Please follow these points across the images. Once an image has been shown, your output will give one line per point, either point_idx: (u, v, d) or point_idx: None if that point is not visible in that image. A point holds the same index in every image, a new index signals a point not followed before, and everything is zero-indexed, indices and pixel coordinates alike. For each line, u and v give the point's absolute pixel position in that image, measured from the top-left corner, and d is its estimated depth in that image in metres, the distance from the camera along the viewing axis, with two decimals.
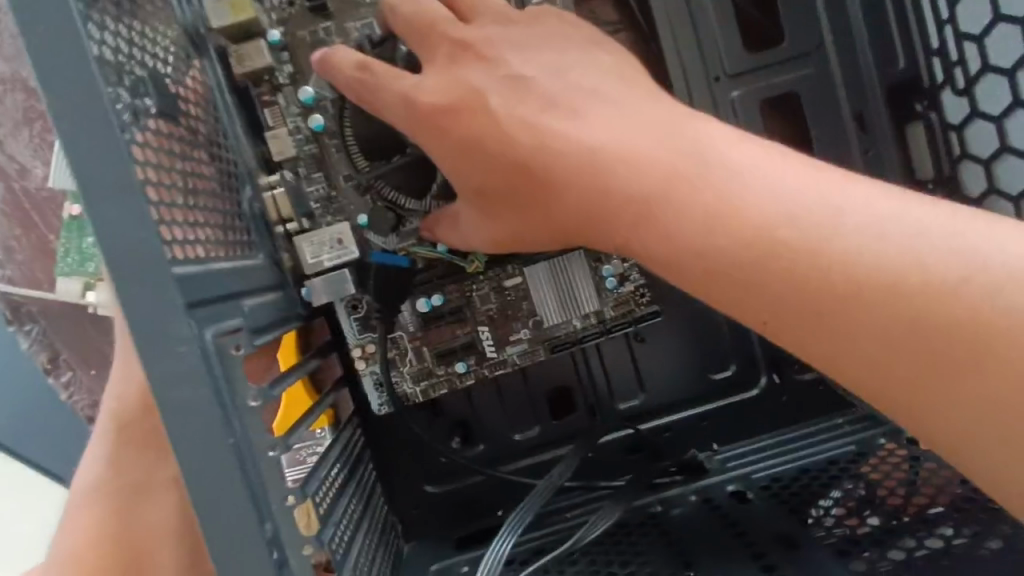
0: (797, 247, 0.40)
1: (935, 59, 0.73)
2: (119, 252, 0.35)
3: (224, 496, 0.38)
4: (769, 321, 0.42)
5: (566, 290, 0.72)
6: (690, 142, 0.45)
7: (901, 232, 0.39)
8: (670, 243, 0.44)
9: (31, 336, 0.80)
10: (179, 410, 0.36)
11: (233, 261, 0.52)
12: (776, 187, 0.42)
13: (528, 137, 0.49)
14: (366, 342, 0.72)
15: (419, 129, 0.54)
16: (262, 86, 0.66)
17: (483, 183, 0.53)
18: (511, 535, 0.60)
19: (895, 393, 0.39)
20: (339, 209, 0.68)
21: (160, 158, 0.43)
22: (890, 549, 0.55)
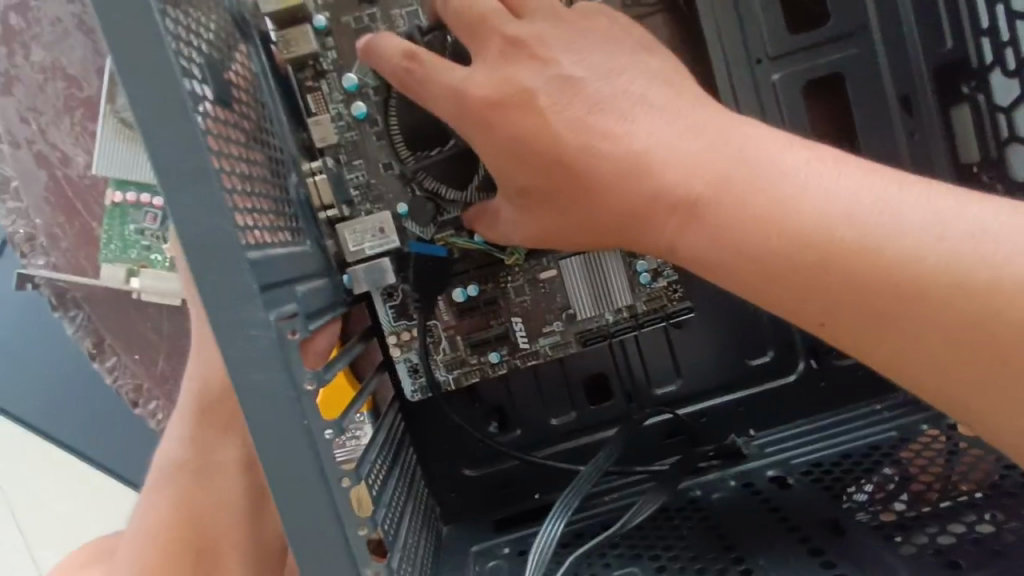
0: (855, 250, 0.40)
1: (984, 39, 0.72)
2: (197, 241, 0.36)
3: (297, 474, 0.39)
4: (827, 323, 0.42)
5: (600, 284, 0.72)
6: (740, 142, 0.44)
7: (962, 233, 0.38)
8: (723, 246, 0.44)
9: (76, 322, 0.81)
10: (256, 395, 0.38)
11: (288, 247, 0.53)
12: (830, 189, 0.41)
13: (576, 139, 0.47)
14: (401, 330, 0.72)
15: (459, 122, 0.52)
16: (306, 71, 0.67)
17: (525, 184, 0.52)
18: (562, 516, 0.61)
19: (959, 394, 0.39)
20: (379, 197, 0.69)
21: (226, 149, 0.44)
22: (938, 533, 0.55)
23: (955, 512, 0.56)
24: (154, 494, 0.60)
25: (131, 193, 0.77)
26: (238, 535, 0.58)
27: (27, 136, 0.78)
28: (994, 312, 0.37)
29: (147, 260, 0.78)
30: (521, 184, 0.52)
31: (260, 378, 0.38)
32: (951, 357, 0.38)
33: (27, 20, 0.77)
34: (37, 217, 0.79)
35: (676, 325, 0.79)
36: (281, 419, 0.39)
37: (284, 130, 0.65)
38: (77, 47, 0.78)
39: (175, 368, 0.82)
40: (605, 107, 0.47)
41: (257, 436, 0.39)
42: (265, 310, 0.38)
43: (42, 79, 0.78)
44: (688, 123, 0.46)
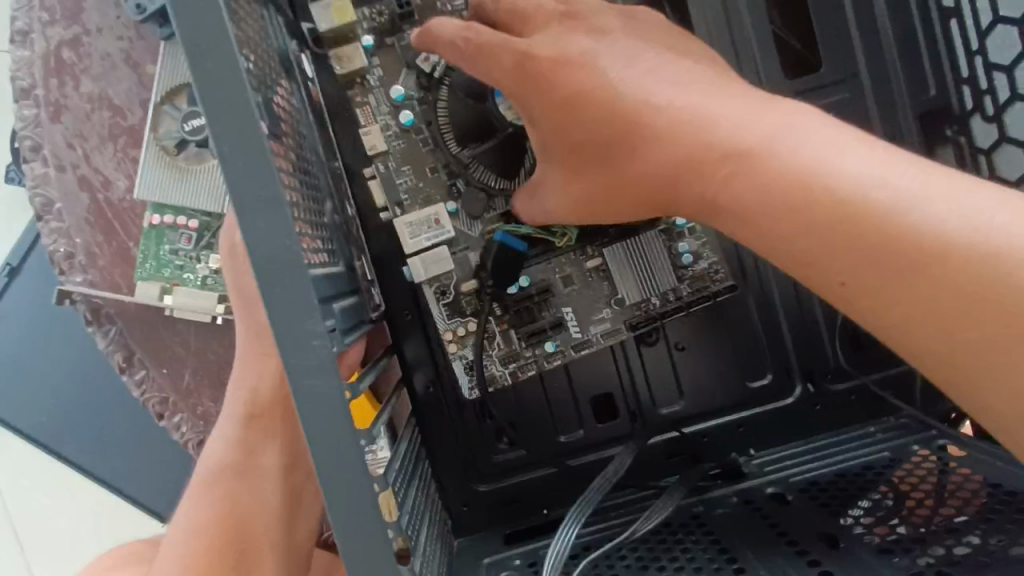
0: (885, 207, 0.43)
1: (965, 86, 0.79)
2: (264, 262, 0.41)
3: (338, 470, 0.43)
4: (847, 282, 0.45)
5: (645, 271, 0.77)
6: (785, 120, 0.49)
7: (979, 210, 0.41)
8: (763, 197, 0.48)
9: (108, 336, 0.85)
10: (309, 397, 0.42)
11: (326, 268, 0.58)
12: (864, 159, 0.45)
13: (635, 99, 0.54)
14: (456, 326, 0.76)
15: (517, 87, 0.59)
16: (355, 89, 0.75)
17: (582, 140, 0.58)
18: (576, 523, 0.65)
19: (949, 358, 0.42)
20: (427, 198, 0.76)
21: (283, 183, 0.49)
22: (931, 546, 0.58)
23: (947, 527, 0.59)
24: (200, 498, 0.64)
25: (168, 217, 0.82)
26: (276, 536, 0.63)
27: (73, 161, 0.84)
28: (998, 276, 0.40)
29: (179, 278, 0.83)
30: (574, 141, 0.59)
31: (316, 383, 0.42)
32: (957, 323, 0.41)
33: (79, 53, 0.83)
34: (77, 236, 0.84)
35: (679, 347, 0.84)
36: (331, 417, 0.43)
37: (318, 147, 0.72)
38: (124, 79, 0.83)
39: (201, 382, 0.86)
40: (654, 82, 0.55)
41: (308, 432, 0.42)
42: (322, 322, 0.42)
43: (90, 108, 0.83)
44: (734, 102, 0.52)
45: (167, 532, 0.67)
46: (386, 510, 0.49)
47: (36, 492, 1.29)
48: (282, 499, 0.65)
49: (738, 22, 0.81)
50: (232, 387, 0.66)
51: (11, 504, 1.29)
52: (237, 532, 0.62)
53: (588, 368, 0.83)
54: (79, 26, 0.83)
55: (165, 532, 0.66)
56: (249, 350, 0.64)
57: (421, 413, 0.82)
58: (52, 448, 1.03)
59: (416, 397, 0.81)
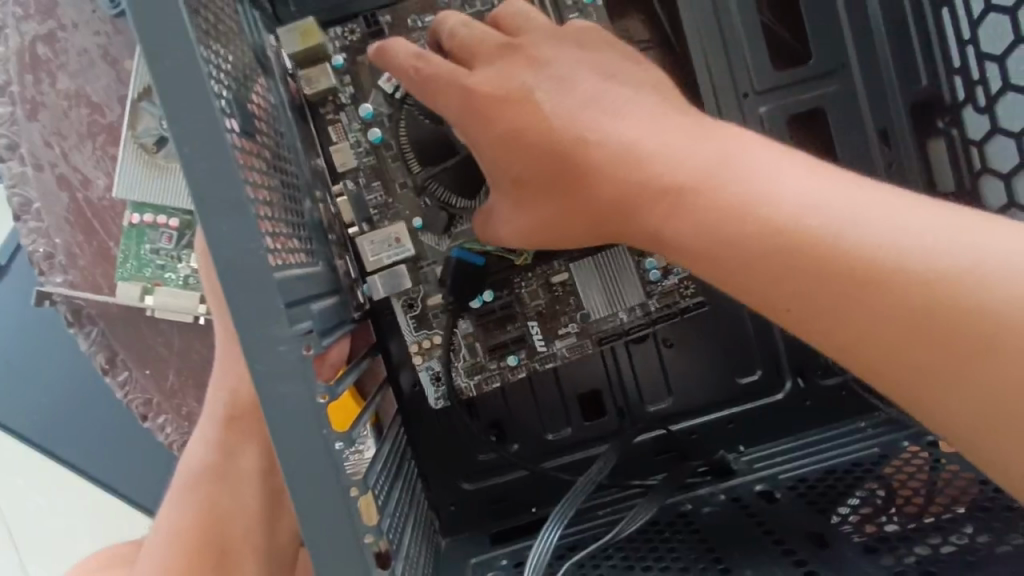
0: (822, 235, 0.43)
1: (957, 77, 0.77)
2: (232, 263, 0.40)
3: (310, 477, 0.42)
4: (793, 309, 0.45)
5: (612, 285, 0.76)
6: (716, 150, 0.49)
7: (912, 226, 0.42)
8: (706, 231, 0.47)
9: (90, 338, 0.85)
10: (279, 404, 0.41)
11: (303, 267, 0.57)
12: (795, 188, 0.45)
13: (577, 133, 0.52)
14: (423, 339, 0.76)
15: (463, 121, 0.57)
16: (327, 106, 0.74)
17: (523, 175, 0.56)
18: (558, 525, 0.64)
19: (909, 378, 0.41)
20: (396, 214, 0.75)
21: (256, 190, 0.48)
22: (916, 545, 0.57)
23: (934, 526, 0.59)
24: (180, 499, 0.63)
25: (148, 216, 0.81)
26: (256, 540, 0.63)
27: (50, 160, 0.82)
28: (941, 298, 0.40)
29: (161, 278, 0.82)
30: (518, 176, 0.57)
31: (285, 389, 0.41)
32: (913, 340, 0.40)
33: (55, 50, 0.82)
34: (57, 237, 0.83)
35: (667, 343, 0.83)
36: (301, 423, 0.42)
37: (296, 144, 0.70)
38: (101, 75, 0.82)
39: (185, 383, 0.85)
40: (597, 105, 0.53)
41: (279, 438, 0.42)
42: (290, 326, 0.41)
43: (68, 105, 0.82)
44: (668, 129, 0.51)
45: (148, 533, 0.66)
46: (366, 514, 0.48)
47: (28, 491, 1.28)
48: (263, 502, 0.64)
49: (726, 13, 0.80)
50: (212, 389, 0.65)
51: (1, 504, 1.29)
52: (217, 536, 0.62)
53: (574, 365, 0.82)
54: (54, 20, 0.82)
55: (146, 533, 0.65)
56: (226, 353, 0.63)
57: (405, 411, 0.81)
58: (44, 447, 1.03)
59: (402, 397, 0.81)
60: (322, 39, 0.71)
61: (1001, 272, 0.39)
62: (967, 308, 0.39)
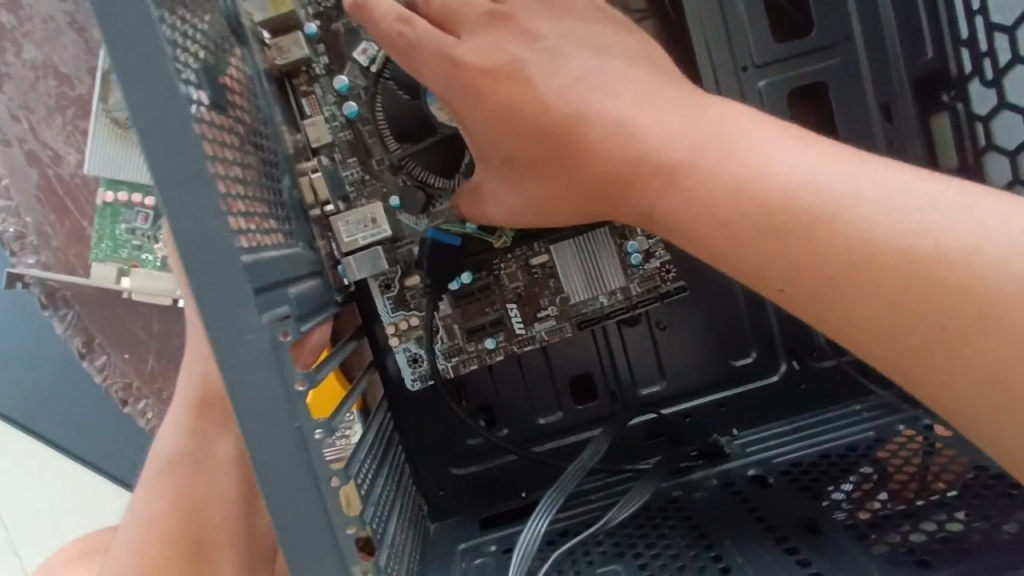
0: (821, 216, 0.41)
1: (963, 49, 0.74)
2: (196, 250, 0.37)
3: (282, 470, 0.40)
4: (786, 290, 0.43)
5: (592, 267, 0.75)
6: (712, 121, 0.46)
7: (912, 204, 0.40)
8: (698, 209, 0.45)
9: (65, 321, 0.82)
10: (246, 396, 0.39)
11: (280, 250, 0.54)
12: (791, 164, 0.43)
13: (571, 109, 0.49)
14: (400, 320, 0.75)
15: (451, 96, 0.54)
16: (299, 78, 0.70)
17: (513, 152, 0.53)
18: (546, 514, 0.62)
19: (905, 361, 0.40)
20: (373, 191, 0.72)
21: (224, 168, 0.46)
22: (903, 528, 0.57)
23: (926, 511, 0.57)
24: (152, 484, 0.60)
25: (122, 193, 0.77)
26: (233, 527, 0.59)
27: (18, 135, 0.79)
28: (938, 278, 0.38)
29: (137, 259, 0.79)
30: (507, 153, 0.54)
31: (252, 381, 0.39)
32: (913, 320, 0.39)
33: (19, 18, 0.77)
34: (27, 215, 0.80)
35: (661, 325, 0.81)
36: (268, 415, 0.39)
37: (275, 119, 0.67)
38: (69, 45, 0.78)
39: (164, 368, 0.83)
40: (586, 84, 0.49)
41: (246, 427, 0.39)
42: (259, 314, 0.38)
43: (34, 77, 0.78)
44: (662, 99, 0.48)
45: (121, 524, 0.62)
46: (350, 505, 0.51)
47: (14, 474, 1.26)
48: (240, 488, 0.61)
49: None
50: (184, 373, 0.65)
51: None
52: (190, 523, 0.58)
53: (566, 348, 0.80)
54: None
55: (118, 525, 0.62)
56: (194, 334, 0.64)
57: (393, 396, 0.79)
58: (30, 426, 1.02)
59: (389, 382, 0.79)
60: (293, 5, 0.68)
61: (1003, 251, 0.37)
62: (964, 287, 0.38)
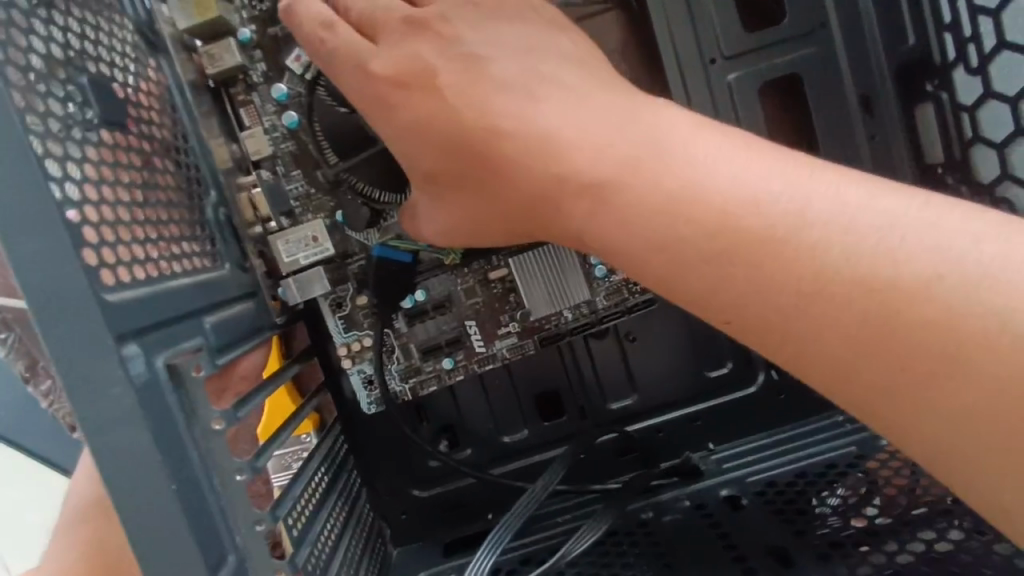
0: (767, 239, 0.37)
1: (947, 34, 0.68)
2: (49, 295, 0.34)
3: (168, 533, 0.36)
4: (734, 321, 0.39)
5: (555, 283, 0.70)
6: (648, 129, 0.42)
7: (868, 225, 0.36)
8: (634, 233, 0.41)
9: (6, 345, 0.79)
10: (115, 456, 0.35)
11: (195, 277, 0.50)
12: (735, 180, 0.39)
13: (490, 122, 0.45)
14: (353, 341, 0.70)
15: (368, 105, 0.49)
16: (237, 86, 0.66)
17: (436, 167, 0.49)
18: (491, 552, 0.60)
19: (866, 401, 0.36)
20: (320, 207, 0.68)
21: (111, 196, 0.42)
22: (872, 552, 0.54)
23: (891, 531, 0.55)
24: (72, 530, 0.57)
25: None
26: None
27: None
28: (898, 309, 0.34)
29: None
30: (430, 169, 0.49)
31: (121, 441, 0.35)
32: (870, 356, 0.35)
33: None
34: None
35: (629, 338, 0.76)
36: (140, 472, 0.35)
37: (200, 132, 0.62)
38: None
39: None
40: (509, 93, 0.45)
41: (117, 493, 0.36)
42: (122, 363, 0.35)
43: None
44: (594, 105, 0.44)
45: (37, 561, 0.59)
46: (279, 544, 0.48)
47: None
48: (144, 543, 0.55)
49: None
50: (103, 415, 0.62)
51: None
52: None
53: (531, 362, 0.76)
54: None
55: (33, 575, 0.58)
56: None
57: (346, 416, 0.76)
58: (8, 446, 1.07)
59: (343, 402, 0.75)
60: (221, 10, 0.63)
61: (969, 278, 0.33)
62: (922, 323, 0.33)
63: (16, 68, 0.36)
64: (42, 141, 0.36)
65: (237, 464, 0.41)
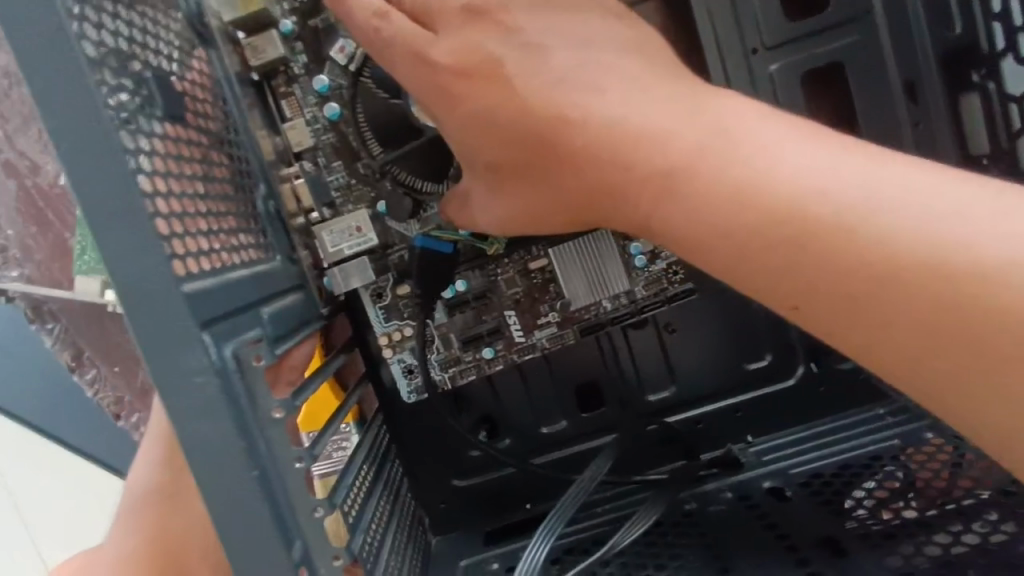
0: (837, 228, 0.37)
1: (996, 23, 0.67)
2: (135, 284, 0.36)
3: (250, 513, 0.38)
4: (801, 307, 0.39)
5: (594, 271, 0.71)
6: (716, 120, 0.42)
7: (942, 215, 0.35)
8: (699, 221, 0.41)
9: (53, 335, 0.85)
10: (203, 446, 0.37)
11: (251, 267, 0.51)
12: (802, 168, 0.38)
13: (552, 113, 0.45)
14: (392, 330, 0.72)
15: (428, 98, 0.50)
16: (278, 78, 0.66)
17: (498, 158, 0.50)
18: (545, 541, 0.60)
19: (934, 387, 0.36)
20: (359, 198, 0.68)
21: (177, 188, 0.43)
22: (926, 545, 0.53)
23: (941, 521, 0.55)
24: (130, 522, 0.58)
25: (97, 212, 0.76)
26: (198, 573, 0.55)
27: None
28: (974, 296, 0.34)
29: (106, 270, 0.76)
30: (491, 160, 0.50)
31: (207, 429, 0.37)
32: (942, 342, 0.35)
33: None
34: (10, 229, 0.83)
35: (669, 329, 0.76)
36: (230, 456, 0.37)
37: (252, 127, 0.63)
38: None
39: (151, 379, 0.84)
40: (570, 84, 0.45)
41: (197, 472, 0.37)
42: (206, 352, 0.36)
43: (8, 86, 0.80)
44: (657, 95, 0.44)
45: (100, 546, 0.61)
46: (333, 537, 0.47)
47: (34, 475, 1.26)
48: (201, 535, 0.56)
49: None
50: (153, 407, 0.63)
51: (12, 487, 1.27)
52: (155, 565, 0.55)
53: (572, 353, 0.76)
54: None
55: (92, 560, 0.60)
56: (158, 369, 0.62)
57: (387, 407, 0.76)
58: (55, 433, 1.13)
59: (384, 392, 0.76)
60: (264, 3, 0.63)
61: None
62: (1000, 312, 0.33)
63: (96, 61, 0.37)
64: (132, 140, 0.38)
65: (296, 452, 0.40)
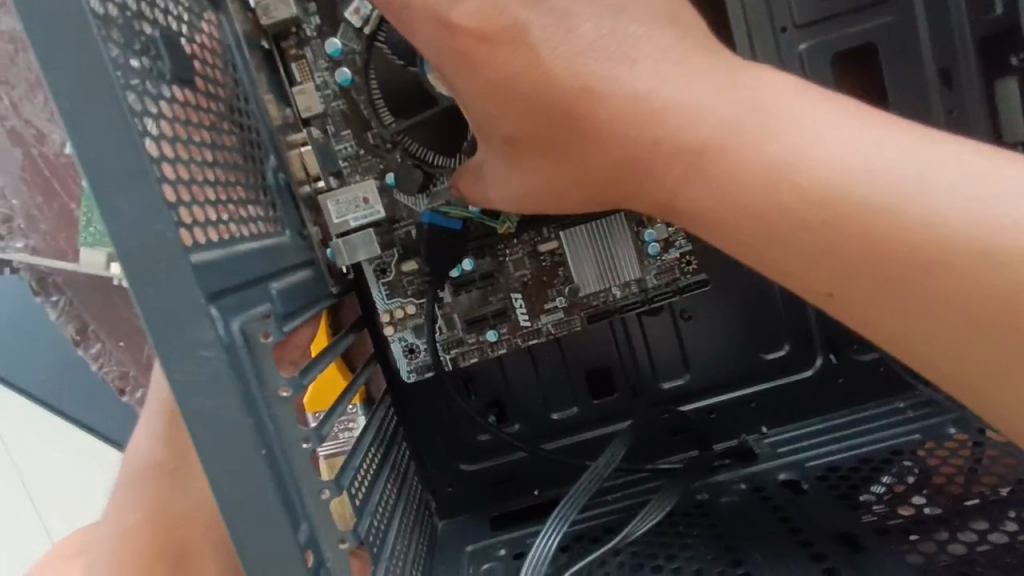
0: (879, 209, 0.35)
1: None
2: (140, 254, 0.34)
3: (255, 494, 0.36)
4: (835, 294, 0.37)
5: (605, 257, 0.69)
6: (753, 95, 0.39)
7: (993, 199, 0.33)
8: (731, 201, 0.39)
9: (58, 307, 0.84)
10: (208, 419, 0.35)
11: (261, 241, 0.50)
12: (844, 146, 0.36)
13: (576, 82, 0.42)
14: (395, 308, 0.70)
15: (446, 67, 0.48)
16: (290, 40, 0.64)
17: (516, 132, 0.48)
18: (557, 529, 0.58)
19: (972, 378, 0.35)
20: (368, 167, 0.66)
21: (184, 153, 0.41)
22: (949, 542, 0.51)
23: (965, 518, 0.53)
24: (127, 499, 0.57)
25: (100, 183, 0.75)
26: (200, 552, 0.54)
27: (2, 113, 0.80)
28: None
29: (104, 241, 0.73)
30: (511, 133, 0.48)
31: (207, 403, 0.35)
32: (984, 332, 0.33)
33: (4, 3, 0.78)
34: (15, 198, 0.82)
35: (685, 315, 0.74)
36: (230, 436, 0.35)
37: (262, 95, 0.61)
38: None
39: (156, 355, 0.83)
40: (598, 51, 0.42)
41: (200, 449, 0.35)
42: (213, 327, 0.35)
43: (14, 50, 0.79)
44: (690, 66, 0.41)
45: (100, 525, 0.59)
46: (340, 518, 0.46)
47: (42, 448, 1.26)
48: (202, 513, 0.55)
49: None
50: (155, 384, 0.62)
51: (18, 460, 1.27)
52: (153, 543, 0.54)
53: (583, 338, 0.74)
54: None
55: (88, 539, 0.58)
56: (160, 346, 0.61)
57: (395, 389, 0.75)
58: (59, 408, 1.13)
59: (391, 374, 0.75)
60: None
61: None
62: None
63: (101, 16, 0.35)
64: (137, 101, 0.36)
65: (303, 432, 0.39)
